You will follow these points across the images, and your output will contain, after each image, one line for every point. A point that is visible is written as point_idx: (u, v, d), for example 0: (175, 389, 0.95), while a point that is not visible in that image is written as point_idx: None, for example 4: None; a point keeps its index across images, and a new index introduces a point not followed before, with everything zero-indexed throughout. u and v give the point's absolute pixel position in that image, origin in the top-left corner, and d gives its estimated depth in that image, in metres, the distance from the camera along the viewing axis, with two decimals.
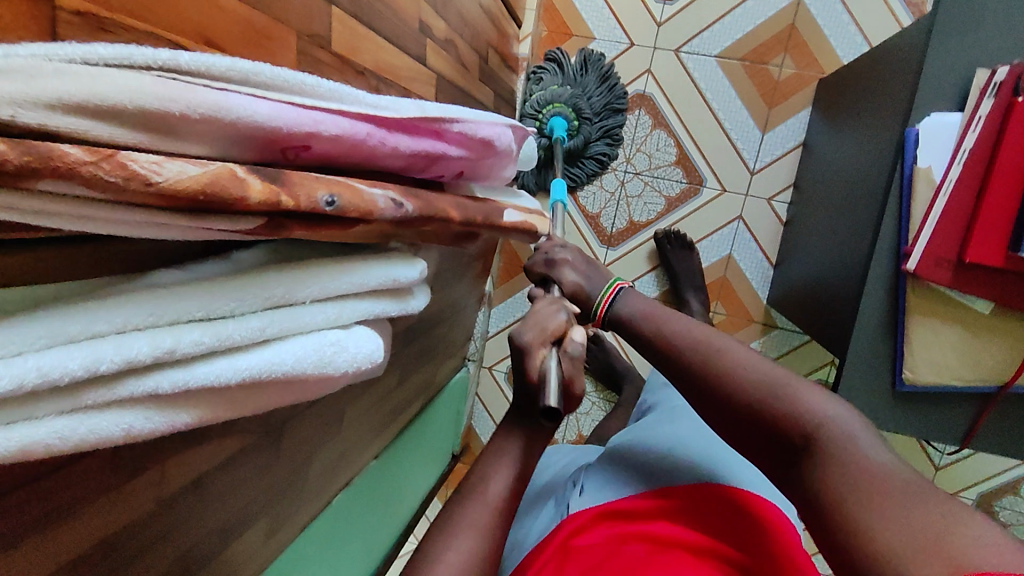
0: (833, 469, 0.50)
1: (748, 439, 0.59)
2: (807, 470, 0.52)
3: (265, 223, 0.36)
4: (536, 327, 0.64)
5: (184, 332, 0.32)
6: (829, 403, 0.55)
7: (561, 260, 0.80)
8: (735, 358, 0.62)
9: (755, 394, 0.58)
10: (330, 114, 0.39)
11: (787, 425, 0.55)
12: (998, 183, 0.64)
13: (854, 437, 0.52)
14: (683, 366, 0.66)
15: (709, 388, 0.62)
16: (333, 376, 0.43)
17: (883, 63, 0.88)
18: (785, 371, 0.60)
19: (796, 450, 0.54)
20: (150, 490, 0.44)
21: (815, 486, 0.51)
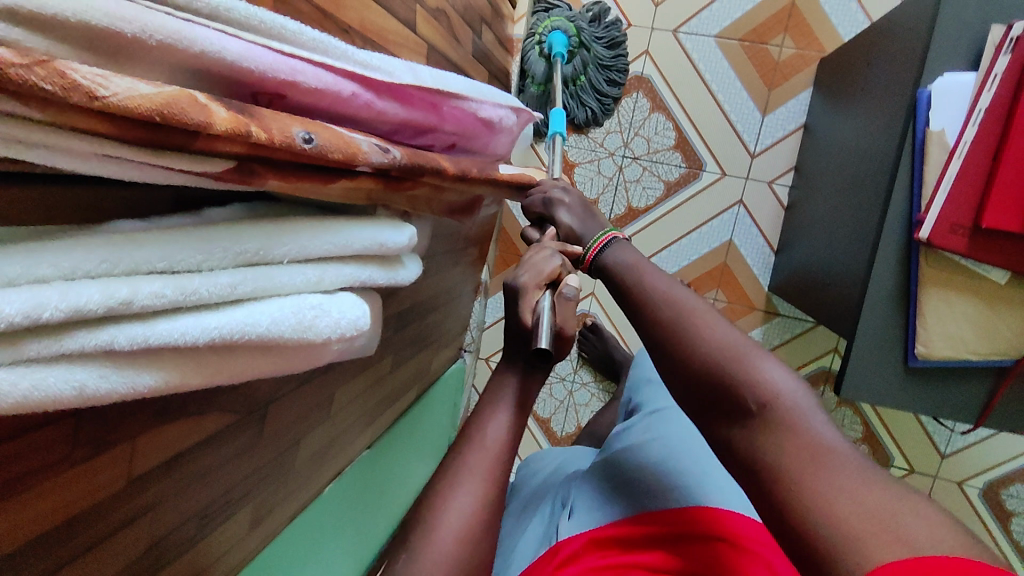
0: (782, 441, 0.42)
1: (692, 398, 0.51)
2: (748, 436, 0.45)
3: (235, 167, 0.34)
4: (533, 270, 0.64)
5: (143, 282, 0.29)
6: (789, 376, 0.47)
7: (558, 200, 0.77)
8: (696, 319, 0.53)
9: (709, 356, 0.50)
10: (312, 65, 0.37)
11: (736, 387, 0.47)
12: (1017, 139, 0.61)
13: (810, 414, 0.44)
14: (643, 328, 0.58)
15: (663, 347, 0.54)
16: (315, 343, 0.39)
17: (890, 33, 0.85)
18: (750, 337, 0.51)
19: (738, 413, 0.46)
20: (120, 466, 0.41)
21: (755, 454, 0.44)
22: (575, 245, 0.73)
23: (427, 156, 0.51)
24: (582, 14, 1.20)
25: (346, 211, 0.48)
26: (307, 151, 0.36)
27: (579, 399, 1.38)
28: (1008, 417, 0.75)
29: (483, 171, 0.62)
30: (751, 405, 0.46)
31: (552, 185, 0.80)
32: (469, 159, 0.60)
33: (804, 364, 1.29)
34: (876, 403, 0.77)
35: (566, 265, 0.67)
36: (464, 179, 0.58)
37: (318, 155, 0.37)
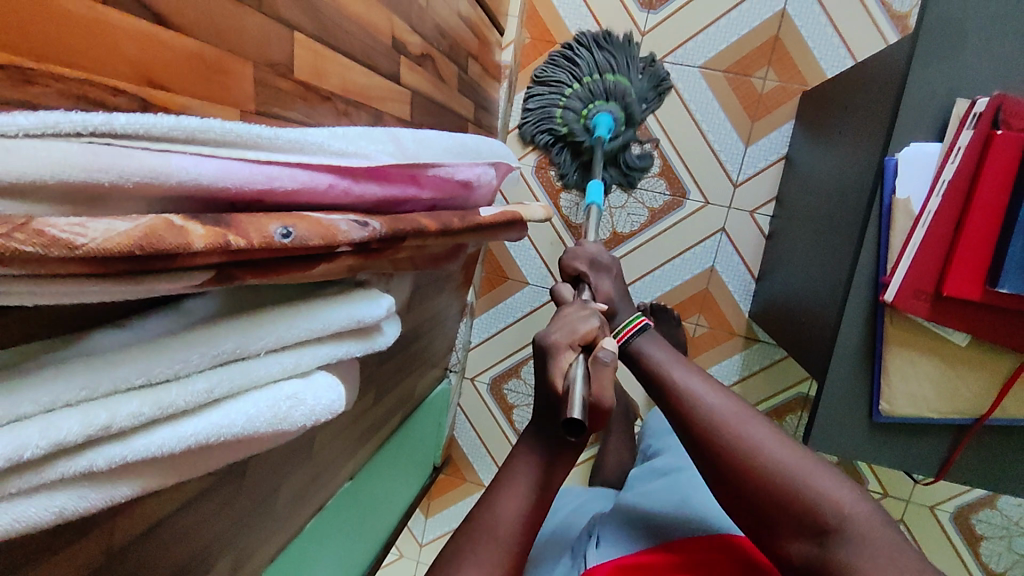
0: (867, 558, 0.48)
1: (752, 508, 0.55)
2: (825, 550, 0.50)
3: (214, 276, 0.34)
4: (564, 330, 0.63)
5: (121, 404, 0.30)
6: (848, 488, 0.53)
7: (606, 270, 0.85)
8: (750, 430, 0.58)
9: (773, 473, 0.54)
10: (287, 168, 0.38)
11: (808, 505, 0.52)
12: (977, 213, 0.65)
13: (881, 527, 0.50)
14: (692, 434, 0.61)
15: (717, 459, 0.58)
16: (289, 429, 0.41)
17: (867, 80, 0.87)
18: (802, 448, 0.56)
19: (812, 527, 0.51)
20: (100, 541, 0.42)
21: (844, 570, 0.48)
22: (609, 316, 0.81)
23: (409, 219, 0.51)
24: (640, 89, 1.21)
25: (325, 284, 0.49)
26: (285, 245, 0.36)
27: None
28: (967, 469, 0.78)
29: (467, 223, 0.60)
30: (828, 523, 0.50)
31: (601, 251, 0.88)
32: (452, 213, 0.59)
33: (781, 391, 1.31)
34: (839, 452, 0.78)
35: (603, 329, 0.66)
36: (448, 234, 0.57)
37: (297, 247, 0.37)
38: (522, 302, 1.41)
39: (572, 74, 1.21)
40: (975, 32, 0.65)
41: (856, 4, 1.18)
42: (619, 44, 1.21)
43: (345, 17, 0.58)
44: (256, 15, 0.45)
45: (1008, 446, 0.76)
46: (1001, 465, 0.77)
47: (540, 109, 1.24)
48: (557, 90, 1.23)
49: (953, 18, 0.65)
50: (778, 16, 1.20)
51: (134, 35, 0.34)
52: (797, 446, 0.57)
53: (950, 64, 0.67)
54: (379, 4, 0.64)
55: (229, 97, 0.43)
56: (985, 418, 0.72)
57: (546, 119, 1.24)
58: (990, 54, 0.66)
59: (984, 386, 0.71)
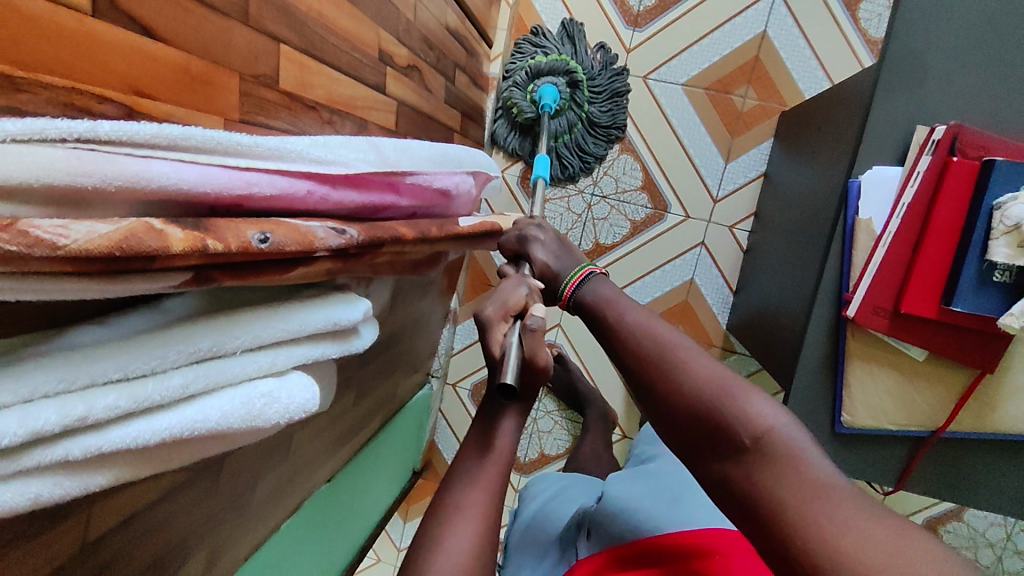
0: (778, 470, 0.45)
1: (682, 434, 0.53)
2: (744, 471, 0.47)
3: (192, 277, 0.36)
4: (498, 301, 0.63)
5: (97, 397, 0.32)
6: (774, 407, 0.50)
7: (533, 238, 0.78)
8: (679, 356, 0.56)
9: (698, 395, 0.52)
10: (266, 175, 0.39)
11: (728, 423, 0.49)
12: (935, 234, 0.68)
13: (800, 441, 0.47)
14: (627, 366, 0.60)
15: (649, 388, 0.56)
16: (264, 426, 0.42)
17: (838, 103, 0.90)
18: (738, 373, 0.53)
19: (731, 448, 0.49)
20: (74, 533, 0.43)
21: (759, 487, 0.46)
22: (551, 280, 0.74)
23: (388, 227, 0.52)
24: (600, 91, 1.23)
25: (305, 287, 0.51)
26: (262, 250, 0.37)
27: (543, 426, 1.40)
28: (924, 479, 0.81)
29: (445, 230, 0.62)
30: (745, 440, 0.48)
31: (530, 222, 0.82)
32: (431, 221, 0.61)
33: None
34: None
35: (534, 294, 0.67)
36: (426, 241, 0.58)
37: (275, 251, 0.39)
38: None
39: (526, 57, 1.22)
40: (936, 62, 0.69)
41: (833, 28, 1.21)
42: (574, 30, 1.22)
43: (334, 32, 0.59)
44: (245, 30, 0.47)
45: (962, 458, 0.79)
46: (958, 476, 0.80)
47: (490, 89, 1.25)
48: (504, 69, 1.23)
49: (916, 48, 0.68)
50: (759, 37, 1.24)
51: (124, 48, 0.36)
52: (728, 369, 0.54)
53: (913, 92, 0.70)
54: (367, 18, 0.66)
55: (215, 107, 0.45)
56: (941, 430, 0.76)
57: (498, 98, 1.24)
58: (950, 83, 0.69)
59: (940, 399, 0.75)
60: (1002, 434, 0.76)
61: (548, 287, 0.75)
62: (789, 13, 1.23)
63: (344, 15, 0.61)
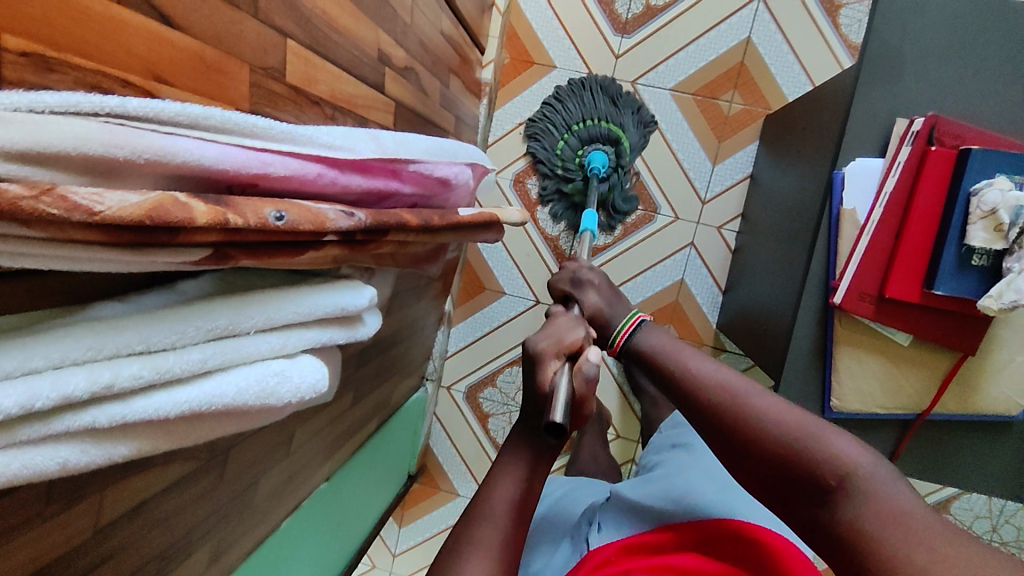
0: (872, 511, 0.45)
1: (765, 480, 0.53)
2: (833, 513, 0.48)
3: (210, 254, 0.37)
4: (553, 339, 0.67)
5: (123, 366, 0.33)
6: (855, 445, 0.50)
7: (588, 282, 0.84)
8: (754, 400, 0.56)
9: (779, 441, 0.52)
10: (279, 156, 0.41)
11: (812, 466, 0.50)
12: (915, 222, 0.71)
13: (890, 481, 0.47)
14: (697, 412, 0.60)
15: (726, 433, 0.56)
16: (277, 405, 0.43)
17: (820, 104, 0.93)
18: (810, 412, 0.54)
19: (818, 492, 0.49)
20: (87, 517, 0.43)
21: (853, 529, 0.46)
22: (602, 325, 0.80)
23: (392, 213, 0.54)
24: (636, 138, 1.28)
25: (311, 274, 0.52)
26: (278, 228, 0.39)
27: None
28: (912, 461, 0.84)
29: (446, 220, 0.64)
30: (830, 481, 0.48)
31: (581, 266, 0.88)
32: (432, 211, 0.62)
33: None
34: None
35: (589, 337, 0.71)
36: (428, 230, 0.60)
37: (288, 230, 0.40)
38: (498, 311, 1.44)
39: (569, 115, 1.28)
40: (912, 60, 0.72)
41: (814, 34, 1.26)
42: (636, 112, 1.28)
43: (336, 30, 0.61)
44: (255, 23, 0.49)
45: (946, 442, 0.82)
46: (944, 457, 0.83)
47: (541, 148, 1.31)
48: (552, 129, 1.30)
49: (893, 47, 0.72)
50: (743, 44, 1.28)
51: (145, 34, 0.38)
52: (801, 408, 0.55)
53: (889, 89, 0.74)
54: (367, 18, 0.68)
55: (227, 95, 0.47)
56: (927, 412, 0.79)
57: (547, 158, 1.30)
58: (925, 79, 0.73)
59: (924, 383, 0.78)
60: (983, 415, 0.79)
61: (599, 331, 0.80)
62: (772, 20, 1.27)
63: (346, 15, 0.63)
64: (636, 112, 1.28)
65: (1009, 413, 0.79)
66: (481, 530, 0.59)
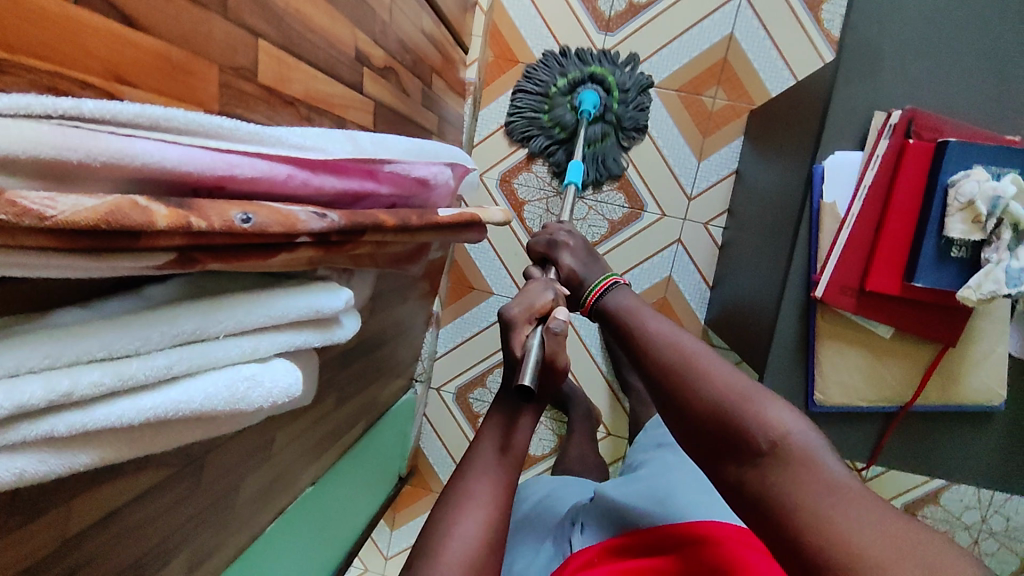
0: (798, 474, 0.45)
1: (702, 441, 0.53)
2: (759, 475, 0.47)
3: (175, 258, 0.36)
4: (523, 303, 0.66)
5: (83, 373, 0.32)
6: (794, 415, 0.50)
7: (562, 243, 0.84)
8: (704, 366, 0.56)
9: (720, 405, 0.52)
10: (246, 157, 0.40)
11: (745, 429, 0.49)
12: (894, 214, 0.72)
13: (820, 450, 0.46)
14: (651, 375, 0.60)
15: (672, 397, 0.57)
16: (247, 410, 0.42)
17: (802, 98, 0.93)
18: (755, 381, 0.53)
19: (748, 453, 0.49)
20: (54, 528, 0.42)
21: (775, 492, 0.45)
22: (575, 286, 0.80)
23: (368, 214, 0.53)
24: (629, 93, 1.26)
25: (286, 276, 0.51)
26: (245, 231, 0.38)
27: None
28: (895, 454, 0.84)
29: (426, 221, 0.63)
30: (761, 445, 0.48)
31: (560, 228, 0.88)
32: (411, 211, 0.62)
33: None
34: None
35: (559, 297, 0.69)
36: (407, 231, 0.60)
37: (256, 233, 0.39)
38: (486, 311, 1.43)
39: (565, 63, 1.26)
40: (890, 53, 0.73)
41: (796, 29, 1.26)
42: (629, 72, 1.26)
43: (311, 29, 0.61)
44: (224, 23, 0.48)
45: (930, 434, 0.83)
46: (926, 449, 0.83)
47: (529, 107, 1.29)
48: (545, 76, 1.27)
49: (871, 40, 0.72)
50: (726, 40, 1.28)
51: (106, 35, 0.37)
52: (749, 378, 0.54)
53: (868, 82, 0.74)
54: (344, 17, 0.67)
55: (196, 97, 0.46)
56: (910, 405, 0.79)
57: (535, 103, 1.28)
58: (903, 72, 0.73)
59: (907, 375, 0.79)
60: (965, 407, 0.80)
61: (573, 292, 0.80)
62: (755, 16, 1.27)
63: (321, 14, 0.62)
64: (628, 70, 1.26)
65: (990, 405, 0.79)
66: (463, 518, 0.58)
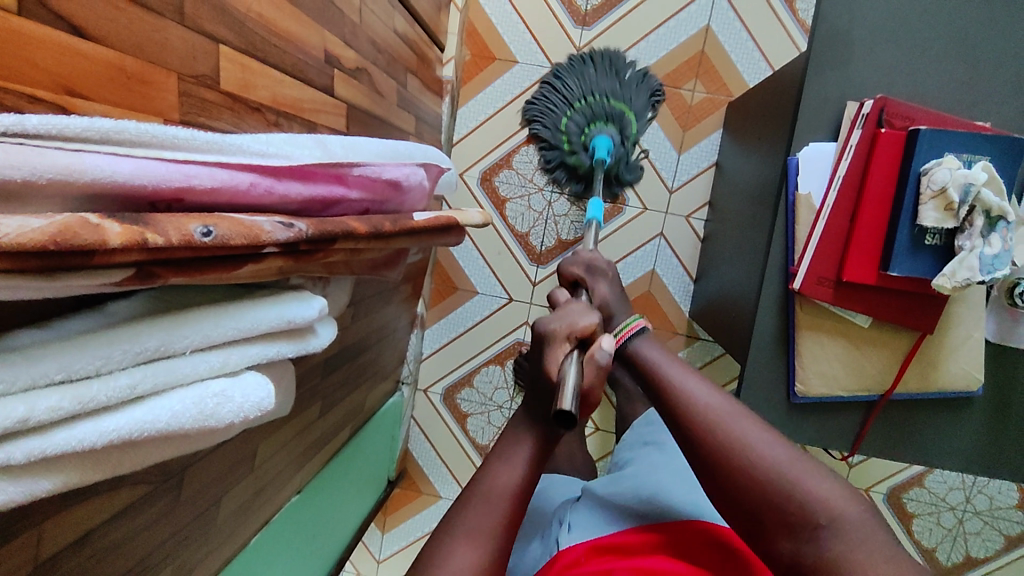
0: (858, 558, 0.48)
1: (745, 510, 0.54)
2: (818, 554, 0.49)
3: (134, 274, 0.35)
4: (565, 321, 0.67)
5: (40, 398, 0.31)
6: (838, 486, 0.52)
7: (601, 273, 0.85)
8: (744, 430, 0.56)
9: (765, 476, 0.53)
10: (204, 167, 0.39)
11: (799, 506, 0.51)
12: (869, 204, 0.72)
13: (869, 526, 0.50)
14: (683, 436, 0.59)
15: (707, 458, 0.56)
16: (219, 426, 0.41)
17: (776, 89, 0.93)
18: (793, 447, 0.55)
19: (802, 530, 0.50)
20: (26, 552, 0.41)
21: (829, 570, 0.48)
22: (608, 317, 0.80)
23: (338, 221, 0.52)
24: (641, 104, 1.24)
25: (257, 286, 0.50)
26: (206, 244, 0.37)
27: None
28: (879, 442, 0.84)
29: (399, 226, 0.62)
30: (817, 522, 0.50)
31: (596, 256, 0.89)
32: (384, 215, 0.61)
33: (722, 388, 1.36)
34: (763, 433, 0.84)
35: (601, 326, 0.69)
36: (380, 236, 0.59)
37: (219, 246, 0.38)
38: (471, 311, 1.42)
39: (574, 87, 1.24)
40: (859, 44, 0.73)
41: (771, 20, 1.27)
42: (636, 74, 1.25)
43: (276, 34, 0.60)
44: (181, 30, 0.47)
45: (911, 420, 0.83)
46: (908, 435, 0.84)
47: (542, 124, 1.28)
48: (558, 103, 1.26)
49: (840, 30, 0.73)
50: (703, 32, 1.28)
51: (53, 47, 0.36)
52: (787, 443, 0.55)
53: (838, 73, 0.74)
54: (311, 20, 0.66)
55: (154, 107, 0.45)
56: (890, 392, 0.80)
57: (547, 130, 1.27)
58: (873, 61, 0.73)
59: (885, 363, 0.79)
60: (944, 392, 0.80)
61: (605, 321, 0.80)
62: (729, 8, 1.27)
63: (287, 17, 0.61)
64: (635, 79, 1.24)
65: (970, 390, 0.80)
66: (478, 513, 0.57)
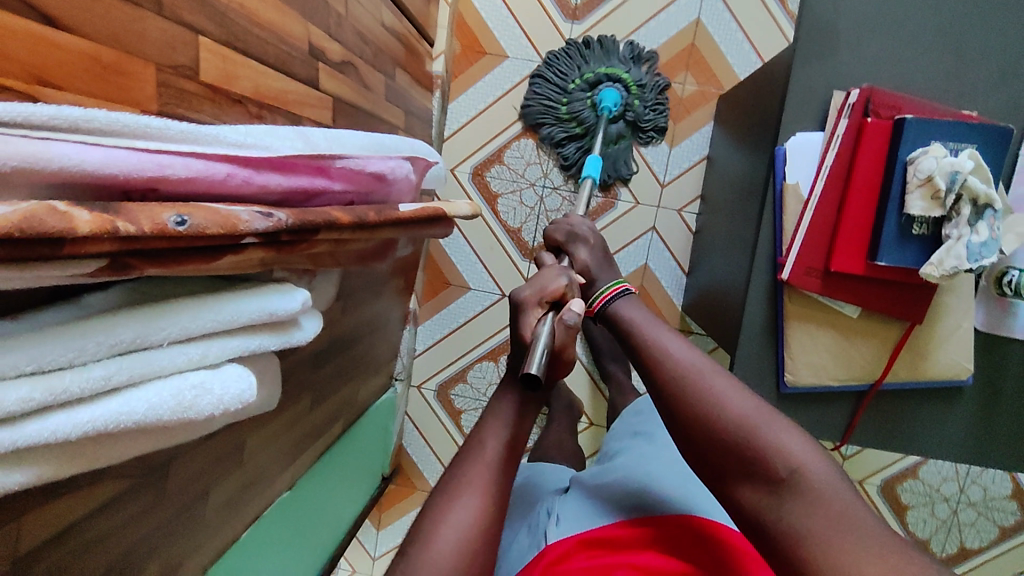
0: (815, 509, 0.47)
1: (711, 460, 0.54)
2: (777, 504, 0.49)
3: (108, 265, 0.35)
4: (537, 286, 0.67)
5: (9, 389, 0.31)
6: (806, 443, 0.51)
7: (581, 238, 0.84)
8: (714, 382, 0.56)
9: (729, 425, 0.53)
10: (179, 157, 0.39)
11: (762, 456, 0.51)
12: (856, 194, 0.72)
13: (834, 483, 0.49)
14: (656, 389, 0.60)
15: (676, 408, 0.57)
16: (198, 418, 0.41)
17: (765, 80, 0.93)
18: (765, 403, 0.54)
19: (764, 480, 0.50)
20: (4, 546, 0.41)
21: (786, 522, 0.48)
22: (587, 282, 0.79)
23: (320, 212, 0.51)
24: (649, 90, 1.25)
25: (239, 279, 0.50)
26: (180, 233, 0.37)
27: None
28: (869, 432, 0.84)
29: (384, 217, 0.62)
30: (779, 474, 0.50)
31: (578, 220, 0.87)
32: (369, 207, 0.61)
33: None
34: None
35: (574, 285, 0.70)
36: (364, 228, 0.58)
37: (195, 235, 0.38)
38: (464, 306, 1.42)
39: (585, 59, 1.24)
40: (846, 33, 0.73)
41: (760, 12, 1.27)
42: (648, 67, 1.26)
43: (259, 25, 0.59)
44: (158, 20, 0.46)
45: (900, 410, 0.84)
46: (898, 425, 0.84)
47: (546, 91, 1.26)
48: (566, 71, 1.25)
49: (827, 20, 0.72)
50: (693, 25, 1.28)
51: (24, 35, 0.35)
52: (758, 399, 0.55)
53: (826, 63, 0.74)
54: (295, 12, 0.66)
55: (131, 98, 0.44)
56: (879, 381, 0.80)
57: (550, 98, 1.26)
58: (860, 51, 0.73)
59: (875, 353, 0.79)
60: (934, 381, 0.80)
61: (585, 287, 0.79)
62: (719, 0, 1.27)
63: (269, 9, 0.61)
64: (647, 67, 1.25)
65: (959, 378, 0.80)
66: (464, 503, 0.56)
